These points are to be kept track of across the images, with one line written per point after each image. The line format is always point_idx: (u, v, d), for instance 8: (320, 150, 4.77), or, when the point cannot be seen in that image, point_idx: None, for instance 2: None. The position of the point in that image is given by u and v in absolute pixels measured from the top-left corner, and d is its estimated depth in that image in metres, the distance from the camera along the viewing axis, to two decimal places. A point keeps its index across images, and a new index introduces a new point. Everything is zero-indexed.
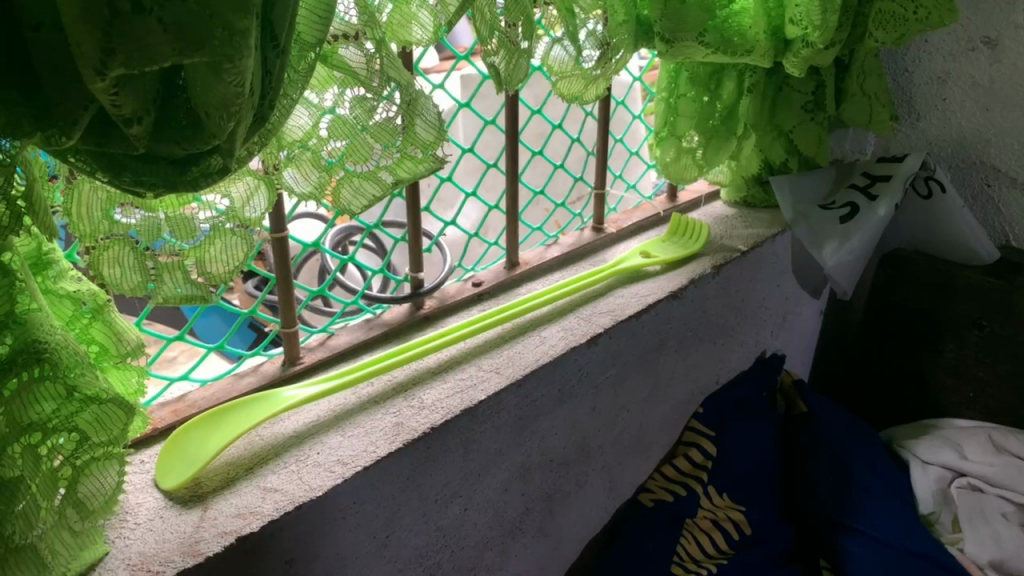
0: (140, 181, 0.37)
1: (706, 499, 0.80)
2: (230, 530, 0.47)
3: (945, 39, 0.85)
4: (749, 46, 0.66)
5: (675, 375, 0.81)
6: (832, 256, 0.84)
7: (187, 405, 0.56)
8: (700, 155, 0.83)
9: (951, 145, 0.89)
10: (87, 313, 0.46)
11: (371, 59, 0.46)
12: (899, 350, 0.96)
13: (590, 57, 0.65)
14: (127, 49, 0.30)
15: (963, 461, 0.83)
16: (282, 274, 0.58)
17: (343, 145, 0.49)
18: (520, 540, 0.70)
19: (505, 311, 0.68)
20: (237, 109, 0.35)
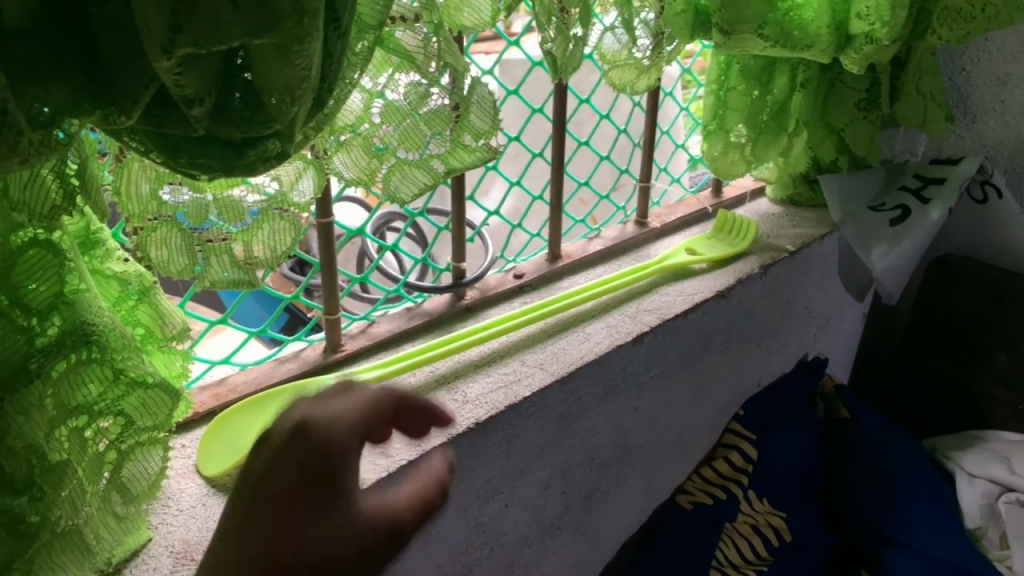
0: (196, 164, 0.36)
1: (746, 504, 0.79)
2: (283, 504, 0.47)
3: (1008, 39, 0.82)
4: (810, 41, 0.64)
5: (716, 375, 0.79)
6: (880, 259, 0.82)
7: (228, 389, 0.55)
8: (749, 150, 0.80)
9: (1009, 147, 0.86)
10: (133, 295, 0.45)
11: (428, 42, 0.45)
12: (945, 357, 0.94)
13: (643, 47, 0.62)
14: (196, 29, 0.29)
15: (1011, 476, 0.81)
16: (326, 258, 0.57)
17: (396, 131, 0.47)
18: (557, 538, 0.69)
19: (549, 304, 0.66)
20: (302, 93, 0.34)
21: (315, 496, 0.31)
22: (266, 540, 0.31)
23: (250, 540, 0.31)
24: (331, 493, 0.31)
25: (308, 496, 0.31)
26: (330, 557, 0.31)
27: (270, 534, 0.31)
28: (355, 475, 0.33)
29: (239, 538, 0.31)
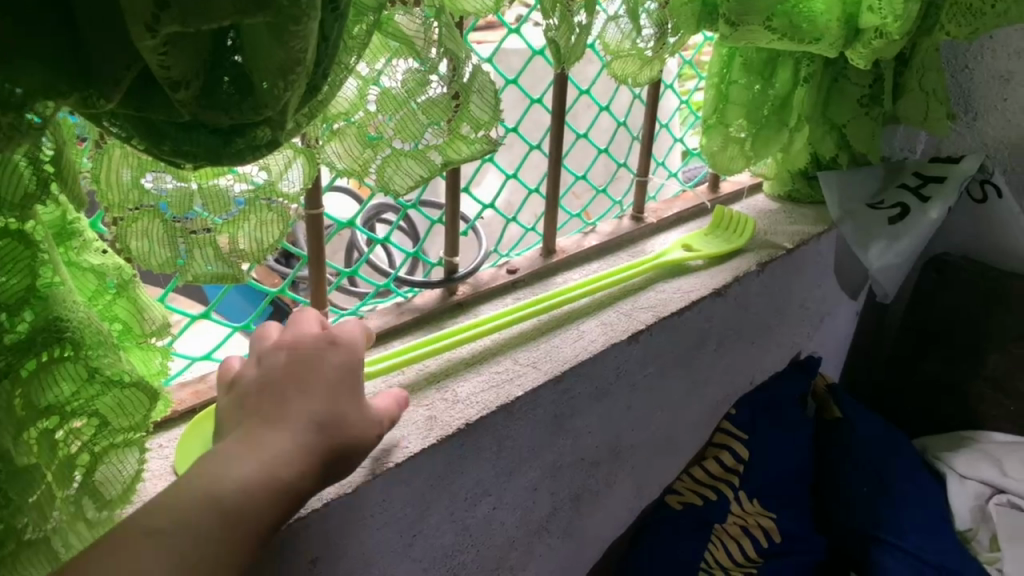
0: (180, 152, 0.34)
1: (737, 504, 0.77)
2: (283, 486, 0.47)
3: (1013, 37, 0.80)
4: (819, 34, 0.62)
5: (710, 375, 0.78)
6: (878, 258, 0.80)
7: (209, 386, 0.53)
8: (749, 145, 0.78)
9: (1010, 145, 0.85)
10: (111, 289, 0.42)
11: (428, 26, 0.43)
12: (938, 358, 0.93)
13: (647, 37, 0.60)
14: (183, 5, 0.27)
15: (1003, 478, 0.80)
16: (316, 251, 0.55)
17: (392, 121, 0.45)
18: (545, 540, 0.68)
19: (551, 298, 0.65)
20: (297, 77, 0.31)
21: (320, 404, 0.43)
22: (273, 437, 0.40)
23: (260, 439, 0.40)
24: (330, 401, 0.43)
25: (313, 403, 0.42)
26: (301, 448, 0.40)
27: (280, 433, 0.40)
28: (332, 391, 0.44)
29: (248, 439, 0.40)
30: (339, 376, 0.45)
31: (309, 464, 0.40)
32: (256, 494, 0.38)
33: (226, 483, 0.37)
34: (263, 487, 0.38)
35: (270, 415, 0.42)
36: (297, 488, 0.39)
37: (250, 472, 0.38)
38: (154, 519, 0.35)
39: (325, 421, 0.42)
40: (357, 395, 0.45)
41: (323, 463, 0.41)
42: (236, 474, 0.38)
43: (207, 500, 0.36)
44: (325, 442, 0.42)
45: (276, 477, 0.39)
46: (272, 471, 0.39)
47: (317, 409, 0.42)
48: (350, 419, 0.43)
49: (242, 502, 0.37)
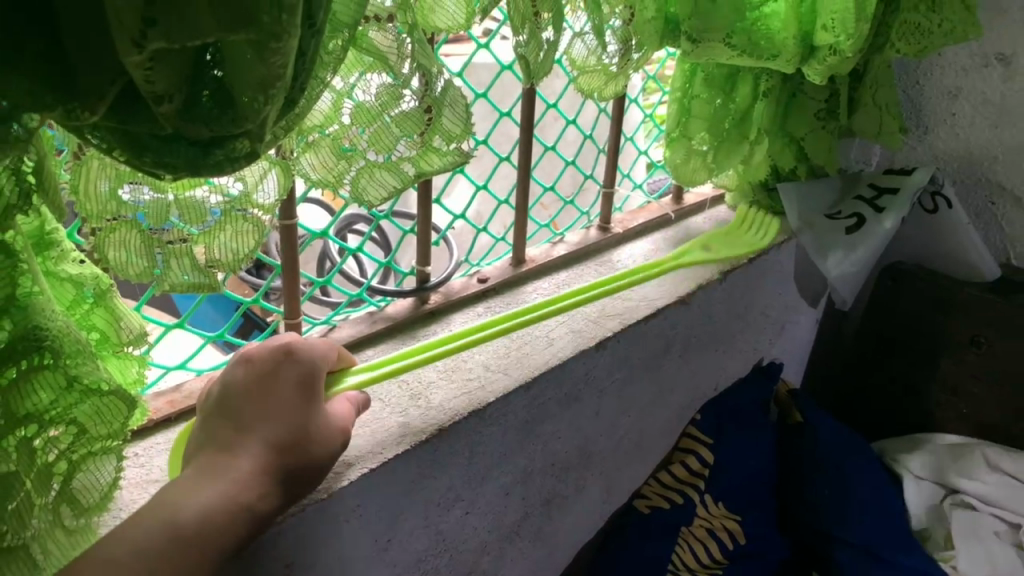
0: (161, 163, 0.35)
1: (702, 508, 0.79)
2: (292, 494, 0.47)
3: (960, 54, 0.84)
4: (776, 51, 0.65)
5: (676, 381, 0.80)
6: (836, 266, 0.84)
7: (184, 395, 0.54)
8: (710, 157, 0.81)
9: (958, 159, 0.89)
10: (88, 299, 0.43)
11: (401, 42, 0.44)
12: (894, 363, 0.96)
13: (612, 53, 0.62)
14: (169, 21, 0.28)
15: (958, 479, 0.83)
16: (289, 261, 0.55)
17: (365, 133, 0.46)
18: (516, 544, 0.69)
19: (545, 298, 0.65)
20: (275, 92, 0.33)
21: (276, 425, 0.45)
22: (234, 460, 0.43)
23: (220, 465, 0.42)
24: (286, 419, 0.45)
25: (268, 424, 0.45)
26: (259, 471, 0.43)
27: (238, 455, 0.43)
28: (293, 409, 0.46)
29: (209, 465, 0.42)
30: (295, 393, 0.47)
31: (267, 483, 0.43)
32: (216, 516, 0.40)
33: (186, 507, 0.40)
34: (223, 508, 0.40)
35: (230, 439, 0.44)
36: (256, 507, 0.42)
37: (209, 496, 0.40)
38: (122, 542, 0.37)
39: (282, 439, 0.44)
40: (315, 409, 0.47)
41: (283, 480, 0.44)
42: (196, 497, 0.40)
43: (170, 522, 0.39)
44: (283, 461, 0.44)
45: (234, 499, 0.41)
46: (229, 492, 0.41)
47: (276, 430, 0.45)
48: (309, 434, 0.46)
49: (203, 522, 0.39)
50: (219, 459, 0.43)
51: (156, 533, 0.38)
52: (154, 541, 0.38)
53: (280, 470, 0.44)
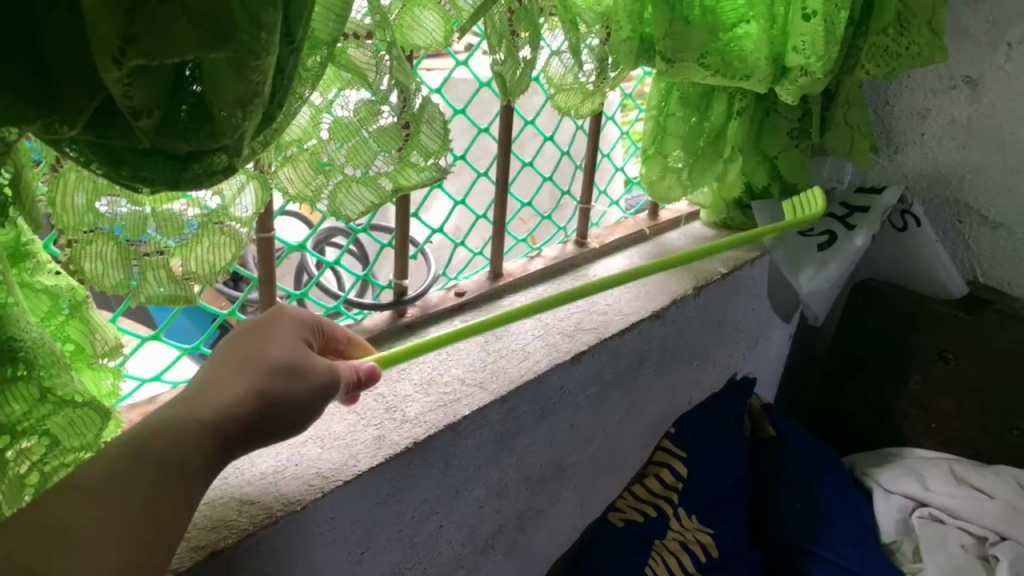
0: (138, 177, 0.35)
1: (676, 520, 0.80)
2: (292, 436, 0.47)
3: (928, 76, 0.86)
4: (748, 71, 0.66)
5: (651, 395, 0.81)
6: (808, 282, 0.85)
7: (159, 408, 0.54)
8: (686, 174, 0.81)
9: (927, 179, 0.91)
10: (64, 309, 0.43)
11: (380, 58, 0.44)
12: (865, 378, 0.97)
13: (588, 71, 0.63)
14: (149, 37, 0.28)
15: (925, 492, 0.84)
16: (266, 274, 0.56)
17: (343, 148, 0.46)
18: (491, 557, 0.69)
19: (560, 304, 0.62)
20: (253, 108, 0.33)
21: (260, 357, 0.45)
22: (210, 388, 0.42)
23: (195, 396, 0.42)
24: (272, 353, 0.45)
25: (252, 355, 0.45)
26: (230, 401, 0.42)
27: (217, 383, 0.43)
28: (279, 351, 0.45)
29: (185, 397, 0.42)
30: (285, 335, 0.47)
31: (245, 408, 0.42)
32: (185, 437, 0.40)
33: (159, 427, 0.40)
34: (188, 431, 0.40)
35: (213, 370, 0.44)
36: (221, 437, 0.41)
37: (180, 418, 0.40)
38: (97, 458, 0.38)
39: (265, 369, 0.44)
40: (306, 350, 0.46)
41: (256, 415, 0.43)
42: (170, 419, 0.40)
43: (142, 441, 0.39)
44: (264, 389, 0.43)
45: (206, 421, 0.41)
46: (201, 415, 0.41)
47: (260, 361, 0.44)
48: (297, 366, 0.45)
49: (172, 440, 0.39)
50: (199, 388, 0.43)
51: (124, 450, 0.38)
52: (124, 456, 0.38)
53: (262, 398, 0.43)
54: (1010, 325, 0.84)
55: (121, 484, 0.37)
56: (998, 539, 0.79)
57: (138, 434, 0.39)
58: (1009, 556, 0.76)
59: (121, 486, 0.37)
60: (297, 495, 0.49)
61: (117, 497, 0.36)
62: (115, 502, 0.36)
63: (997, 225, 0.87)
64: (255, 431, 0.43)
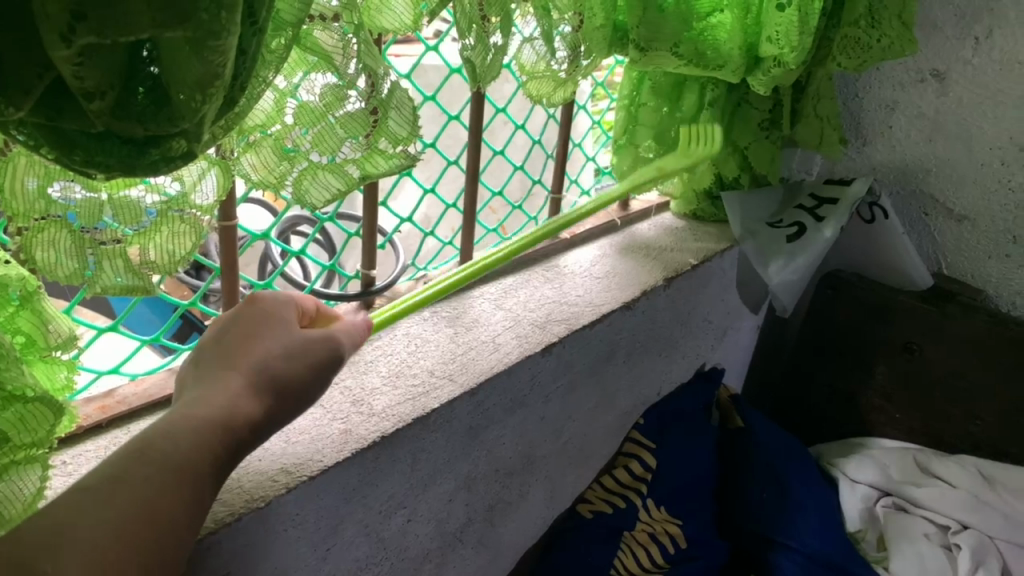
0: (93, 162, 0.33)
1: (645, 512, 0.80)
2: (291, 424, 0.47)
3: (897, 69, 0.86)
4: (723, 60, 0.66)
5: (620, 386, 0.80)
6: (777, 273, 0.85)
7: (116, 401, 0.52)
8: (657, 165, 0.81)
9: (894, 171, 0.91)
10: (14, 300, 0.41)
11: (347, 43, 0.43)
12: (832, 369, 0.98)
13: (560, 59, 0.61)
14: (101, 16, 0.27)
15: (890, 482, 0.85)
16: (228, 262, 0.54)
17: (309, 134, 0.45)
18: (459, 551, 0.68)
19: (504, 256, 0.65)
20: (214, 91, 0.32)
21: (250, 351, 0.45)
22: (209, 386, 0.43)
23: (195, 397, 0.42)
24: (261, 344, 0.46)
25: (242, 352, 0.45)
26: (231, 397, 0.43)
27: (211, 383, 0.43)
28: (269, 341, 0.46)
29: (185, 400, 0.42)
30: (272, 324, 0.47)
31: (245, 401, 0.43)
32: (188, 432, 0.40)
33: (161, 430, 0.40)
34: (193, 427, 0.40)
35: (207, 373, 0.44)
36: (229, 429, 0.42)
37: (181, 418, 0.41)
38: (102, 467, 0.38)
39: (256, 361, 0.45)
40: (294, 335, 0.47)
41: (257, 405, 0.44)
42: (171, 421, 0.41)
43: (145, 444, 0.39)
44: (259, 379, 0.44)
45: (207, 415, 0.41)
46: (201, 411, 0.41)
47: (252, 356, 0.45)
48: (286, 353, 0.46)
49: (178, 436, 0.39)
50: (196, 390, 0.43)
51: (128, 454, 0.38)
52: (130, 459, 0.38)
53: (258, 387, 0.44)
54: (973, 318, 0.84)
55: (128, 481, 0.37)
56: (960, 529, 0.80)
57: (140, 440, 0.39)
58: (971, 544, 0.77)
59: (130, 483, 0.37)
60: (261, 492, 0.47)
61: (124, 491, 0.36)
62: (122, 495, 0.36)
63: (962, 218, 0.87)
64: (259, 422, 0.43)
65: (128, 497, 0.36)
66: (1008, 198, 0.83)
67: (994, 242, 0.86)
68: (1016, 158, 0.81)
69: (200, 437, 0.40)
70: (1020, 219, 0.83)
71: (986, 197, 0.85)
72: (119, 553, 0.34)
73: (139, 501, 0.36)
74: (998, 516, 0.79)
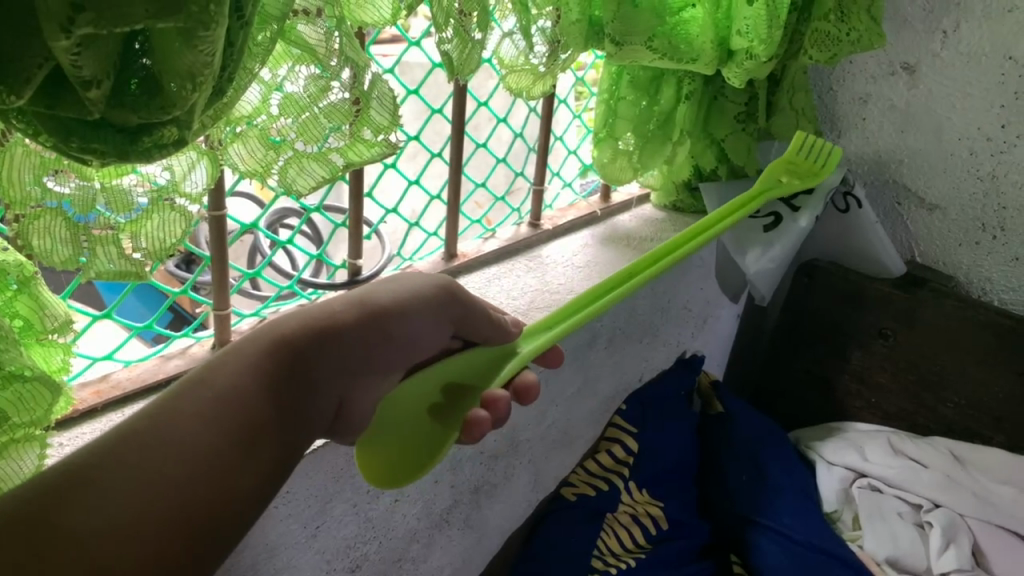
0: (88, 148, 0.35)
1: (627, 495, 0.82)
2: (380, 367, 0.51)
3: (869, 63, 0.89)
4: (695, 54, 0.68)
5: (602, 372, 0.83)
6: (754, 263, 0.87)
7: (110, 386, 0.54)
8: (636, 157, 0.83)
9: (868, 163, 0.94)
10: (12, 286, 0.42)
11: (329, 36, 0.45)
12: (809, 356, 1.01)
13: (539, 53, 0.63)
14: (97, 6, 0.29)
15: (865, 463, 0.88)
16: (218, 252, 0.55)
17: (294, 123, 0.46)
18: (445, 532, 0.70)
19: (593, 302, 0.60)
20: (203, 80, 0.33)
21: (327, 308, 0.49)
22: (281, 330, 0.47)
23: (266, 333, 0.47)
24: (348, 305, 0.50)
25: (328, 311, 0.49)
26: (298, 342, 0.47)
27: (289, 329, 0.47)
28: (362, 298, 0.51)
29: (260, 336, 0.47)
30: (375, 289, 0.52)
31: (308, 346, 0.47)
32: (241, 402, 0.43)
33: (217, 374, 0.44)
34: (249, 372, 0.44)
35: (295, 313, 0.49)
36: (280, 379, 0.45)
37: (246, 370, 0.44)
38: (149, 416, 0.41)
39: (333, 321, 0.49)
40: (387, 305, 0.51)
41: (318, 352, 0.48)
42: (227, 364, 0.44)
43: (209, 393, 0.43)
44: (335, 340, 0.48)
45: (272, 377, 0.45)
46: (265, 365, 0.45)
47: (333, 309, 0.49)
48: (362, 313, 0.50)
49: (240, 387, 0.43)
50: (264, 339, 0.46)
51: (177, 407, 0.42)
52: (184, 423, 0.41)
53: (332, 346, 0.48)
54: (944, 302, 0.86)
55: (181, 436, 0.41)
56: (932, 507, 0.83)
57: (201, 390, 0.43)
58: (942, 522, 0.80)
59: (181, 449, 0.40)
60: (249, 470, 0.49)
61: (171, 442, 0.40)
62: (171, 452, 0.40)
63: (934, 207, 0.90)
64: (313, 369, 0.47)
65: (179, 467, 0.40)
66: (977, 187, 0.86)
67: (964, 230, 0.88)
68: (984, 148, 0.84)
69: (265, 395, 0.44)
70: (989, 207, 0.86)
71: (956, 186, 0.87)
72: (159, 501, 0.38)
73: (177, 454, 0.40)
74: (968, 494, 0.82)
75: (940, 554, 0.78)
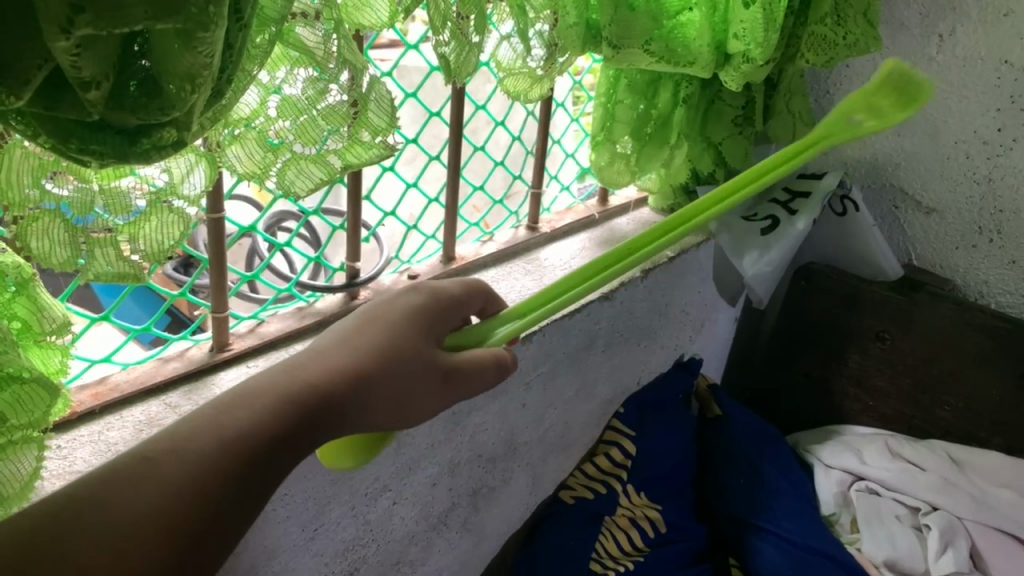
0: (86, 149, 0.35)
1: (625, 497, 0.82)
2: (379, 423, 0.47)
3: (865, 66, 0.89)
4: (692, 57, 0.68)
5: (600, 375, 0.83)
6: (751, 265, 0.86)
7: (108, 388, 0.54)
8: (633, 159, 0.83)
9: (866, 166, 0.94)
10: (10, 287, 0.42)
11: (327, 39, 0.45)
12: (807, 359, 1.01)
13: (536, 57, 0.64)
14: (97, 8, 0.29)
15: (862, 466, 0.88)
16: (216, 254, 0.55)
17: (292, 125, 0.47)
18: (444, 535, 0.70)
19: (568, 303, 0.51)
20: (202, 81, 0.34)
21: (339, 358, 0.45)
22: (292, 376, 0.43)
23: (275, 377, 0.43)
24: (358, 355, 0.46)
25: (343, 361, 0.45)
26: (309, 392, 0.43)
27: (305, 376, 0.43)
28: (373, 347, 0.47)
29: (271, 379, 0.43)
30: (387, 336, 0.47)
31: (319, 397, 0.43)
32: (250, 448, 0.39)
33: (237, 411, 0.40)
34: (265, 415, 0.40)
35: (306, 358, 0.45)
36: (292, 429, 0.41)
37: (263, 415, 0.40)
38: (167, 446, 0.38)
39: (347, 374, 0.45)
40: (397, 361, 0.47)
41: (325, 407, 0.43)
42: (246, 404, 0.40)
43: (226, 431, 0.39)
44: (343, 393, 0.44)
45: (284, 425, 0.41)
46: (282, 410, 0.41)
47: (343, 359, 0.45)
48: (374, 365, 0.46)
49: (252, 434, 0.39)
50: (283, 381, 0.42)
51: (191, 440, 0.38)
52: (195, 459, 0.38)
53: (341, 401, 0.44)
54: (941, 305, 0.86)
55: (191, 476, 0.37)
56: (930, 510, 0.83)
57: (221, 424, 0.39)
58: (939, 525, 0.80)
59: (182, 488, 0.37)
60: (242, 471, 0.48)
61: (180, 482, 0.37)
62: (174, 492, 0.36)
63: (931, 211, 0.90)
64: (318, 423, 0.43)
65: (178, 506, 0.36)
66: (973, 190, 0.86)
67: (961, 233, 0.89)
68: (979, 151, 0.84)
69: (276, 443, 0.40)
70: (985, 210, 0.86)
71: (953, 189, 0.87)
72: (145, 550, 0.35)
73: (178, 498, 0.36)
74: (966, 497, 0.82)
75: (939, 556, 0.78)
